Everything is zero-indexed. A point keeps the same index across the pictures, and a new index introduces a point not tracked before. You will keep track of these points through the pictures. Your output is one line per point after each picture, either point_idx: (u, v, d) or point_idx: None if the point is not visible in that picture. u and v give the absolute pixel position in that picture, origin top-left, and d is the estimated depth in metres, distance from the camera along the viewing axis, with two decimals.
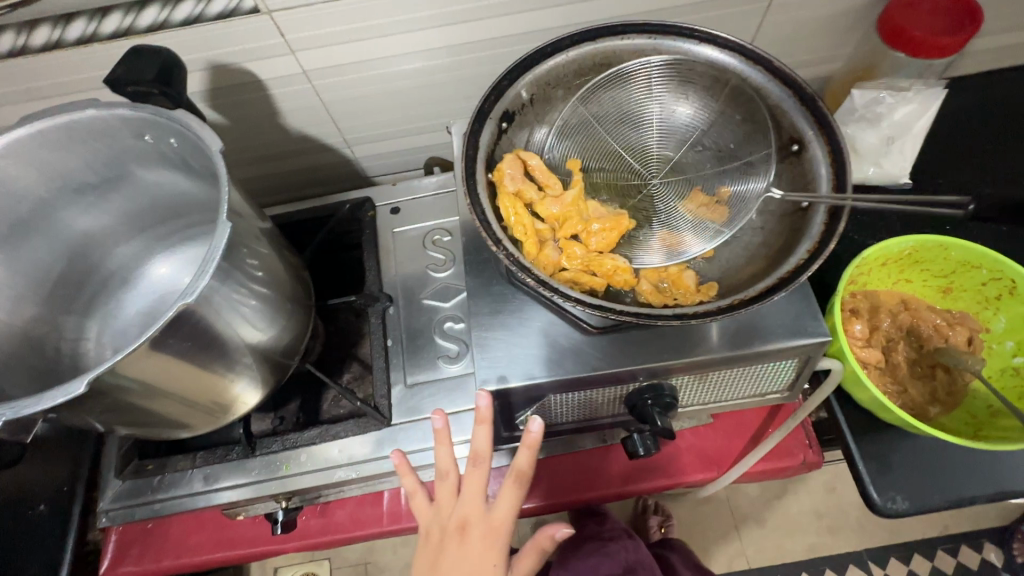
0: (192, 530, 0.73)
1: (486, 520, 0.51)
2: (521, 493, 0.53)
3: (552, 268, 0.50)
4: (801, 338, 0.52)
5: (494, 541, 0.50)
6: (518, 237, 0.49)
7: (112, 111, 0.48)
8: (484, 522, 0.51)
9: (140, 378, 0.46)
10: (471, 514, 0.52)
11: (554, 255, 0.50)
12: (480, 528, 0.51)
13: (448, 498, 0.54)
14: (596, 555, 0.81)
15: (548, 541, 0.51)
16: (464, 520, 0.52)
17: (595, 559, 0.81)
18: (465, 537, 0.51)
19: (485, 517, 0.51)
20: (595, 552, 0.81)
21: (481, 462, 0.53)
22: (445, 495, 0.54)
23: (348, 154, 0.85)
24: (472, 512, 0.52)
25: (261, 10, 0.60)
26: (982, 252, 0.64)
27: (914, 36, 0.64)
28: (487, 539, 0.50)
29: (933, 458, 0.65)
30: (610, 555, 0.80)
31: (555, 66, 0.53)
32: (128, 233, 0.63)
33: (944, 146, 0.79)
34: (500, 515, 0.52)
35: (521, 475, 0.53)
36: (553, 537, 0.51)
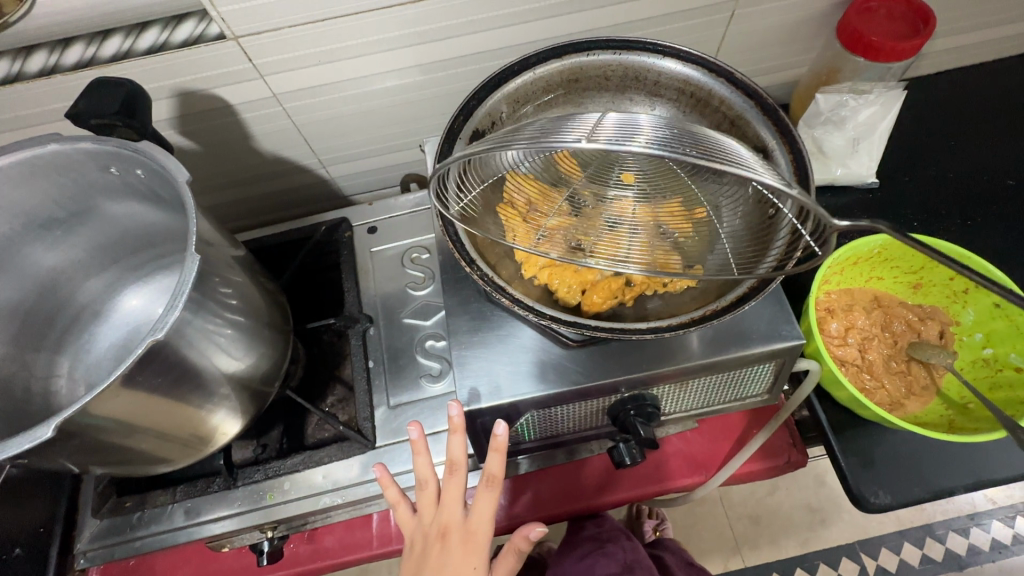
0: (176, 565, 0.71)
1: (465, 526, 0.54)
2: (496, 495, 0.55)
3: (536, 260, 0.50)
4: (777, 342, 0.52)
5: (474, 546, 0.53)
6: (511, 238, 0.51)
7: (75, 146, 0.47)
8: (463, 528, 0.54)
9: (112, 417, 0.45)
10: (451, 520, 0.54)
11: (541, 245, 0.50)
12: (459, 533, 0.53)
13: (429, 507, 0.56)
14: (592, 556, 0.80)
15: (523, 541, 0.55)
16: (444, 528, 0.54)
17: (590, 560, 0.80)
18: (445, 545, 0.53)
19: (465, 523, 0.54)
20: (589, 554, 0.80)
21: (458, 470, 0.55)
22: (426, 503, 0.56)
23: (324, 175, 0.84)
24: (451, 518, 0.54)
25: (227, 36, 0.59)
26: (947, 248, 0.65)
27: (872, 41, 0.66)
28: (467, 544, 0.53)
29: (911, 450, 0.67)
30: (608, 554, 0.80)
31: (523, 83, 0.53)
32: (98, 265, 0.62)
33: (907, 145, 0.81)
34: (478, 520, 0.54)
35: (494, 479, 0.54)
36: (528, 537, 0.55)
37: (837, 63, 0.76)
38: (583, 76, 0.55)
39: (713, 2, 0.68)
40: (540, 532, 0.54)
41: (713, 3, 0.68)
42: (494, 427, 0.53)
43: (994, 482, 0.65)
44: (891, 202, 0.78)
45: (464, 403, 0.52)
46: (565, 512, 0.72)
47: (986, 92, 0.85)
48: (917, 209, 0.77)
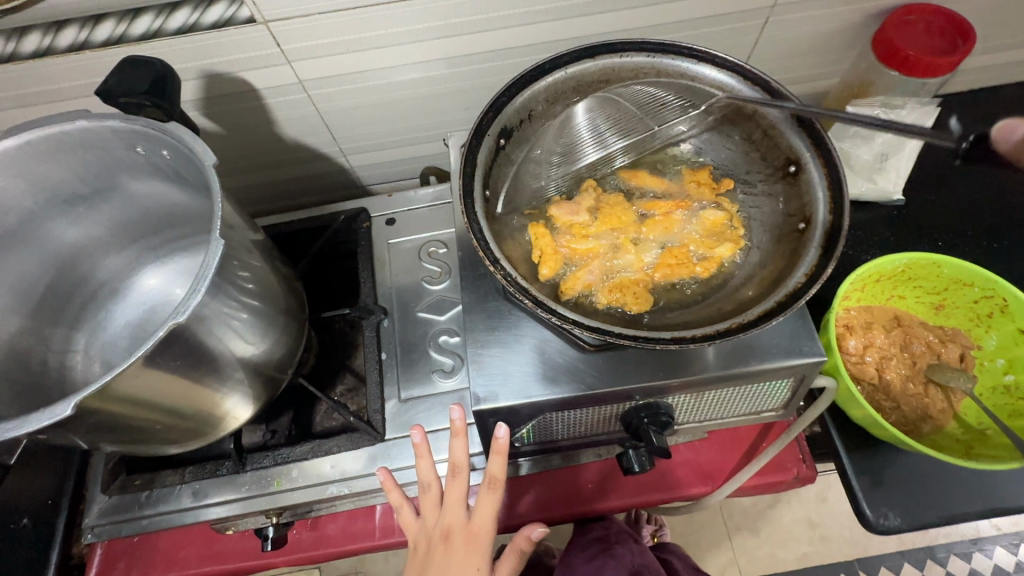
0: (180, 544, 0.71)
1: (468, 527, 0.54)
2: (499, 498, 0.55)
3: (585, 288, 0.50)
4: (797, 358, 0.51)
5: (475, 547, 0.53)
6: (535, 258, 0.51)
7: (102, 123, 0.47)
8: (466, 529, 0.54)
9: (128, 397, 0.45)
10: (454, 522, 0.54)
11: (587, 276, 0.50)
12: (463, 534, 0.54)
13: (432, 509, 0.56)
14: (601, 557, 0.79)
15: (525, 541, 0.57)
16: (447, 529, 0.54)
17: (599, 560, 0.79)
18: (448, 546, 0.53)
19: (468, 525, 0.54)
20: (599, 556, 0.80)
21: (460, 471, 0.55)
22: (429, 506, 0.56)
23: (344, 163, 0.84)
24: (454, 520, 0.54)
25: (257, 20, 0.59)
26: (975, 270, 0.64)
27: (909, 56, 0.65)
28: (469, 545, 0.53)
29: (925, 473, 0.66)
30: (617, 557, 0.79)
31: (555, 83, 0.52)
32: (117, 244, 0.62)
33: (935, 163, 0.80)
34: (481, 522, 0.54)
35: (496, 480, 0.55)
36: (530, 537, 0.57)
37: (871, 76, 0.74)
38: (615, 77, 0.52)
39: (749, 7, 0.67)
40: (542, 532, 0.56)
41: (748, 9, 0.67)
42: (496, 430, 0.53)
43: (1007, 510, 0.64)
44: (915, 220, 0.77)
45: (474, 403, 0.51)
46: (572, 515, 0.72)
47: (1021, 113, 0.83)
48: (942, 228, 0.76)
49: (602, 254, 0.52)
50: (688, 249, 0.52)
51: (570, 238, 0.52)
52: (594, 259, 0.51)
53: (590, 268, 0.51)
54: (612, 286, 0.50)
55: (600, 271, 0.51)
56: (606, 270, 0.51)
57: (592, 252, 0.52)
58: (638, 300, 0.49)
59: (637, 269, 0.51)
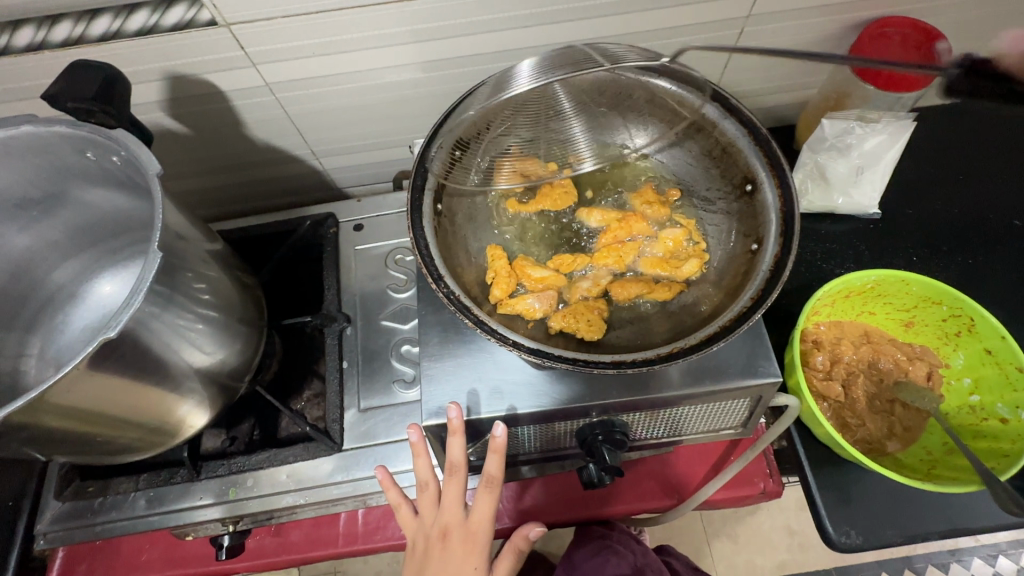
0: (141, 549, 0.71)
1: (465, 526, 0.53)
2: (496, 496, 0.54)
3: (533, 316, 0.49)
4: (752, 378, 0.51)
5: (474, 546, 0.53)
6: (489, 279, 0.50)
7: (49, 129, 0.47)
8: (464, 528, 0.53)
9: (66, 409, 0.44)
10: (452, 522, 0.53)
11: (534, 304, 0.49)
12: (461, 533, 0.53)
13: (430, 508, 0.55)
14: (602, 554, 0.73)
15: (523, 540, 0.56)
16: (446, 529, 0.53)
17: (600, 557, 0.73)
18: (447, 545, 0.52)
19: (466, 524, 0.53)
20: (600, 552, 0.74)
21: (458, 472, 0.53)
22: (426, 505, 0.55)
23: (317, 166, 0.83)
24: (452, 520, 0.53)
25: (218, 22, 0.58)
26: (942, 289, 0.63)
27: (885, 69, 0.64)
28: (468, 545, 0.53)
29: (887, 491, 0.65)
30: (619, 554, 0.73)
31: (512, 94, 0.51)
32: (74, 248, 0.61)
33: (913, 175, 0.79)
34: (480, 520, 0.53)
35: (492, 479, 0.53)
36: (528, 537, 0.56)
37: (846, 88, 0.74)
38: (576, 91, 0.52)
39: (724, 17, 0.66)
40: (541, 530, 0.56)
41: (721, 19, 0.66)
42: (493, 429, 0.51)
43: (969, 531, 0.63)
44: (890, 235, 0.76)
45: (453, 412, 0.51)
46: (573, 518, 0.72)
47: (1001, 126, 0.82)
48: (917, 244, 0.75)
49: (560, 285, 0.52)
50: (647, 274, 0.52)
51: (529, 269, 0.51)
52: (554, 290, 0.51)
53: (536, 296, 0.49)
54: (565, 311, 0.49)
55: (549, 300, 0.50)
56: (561, 298, 0.51)
57: (546, 282, 0.51)
58: (590, 327, 0.48)
59: (595, 296, 0.51)
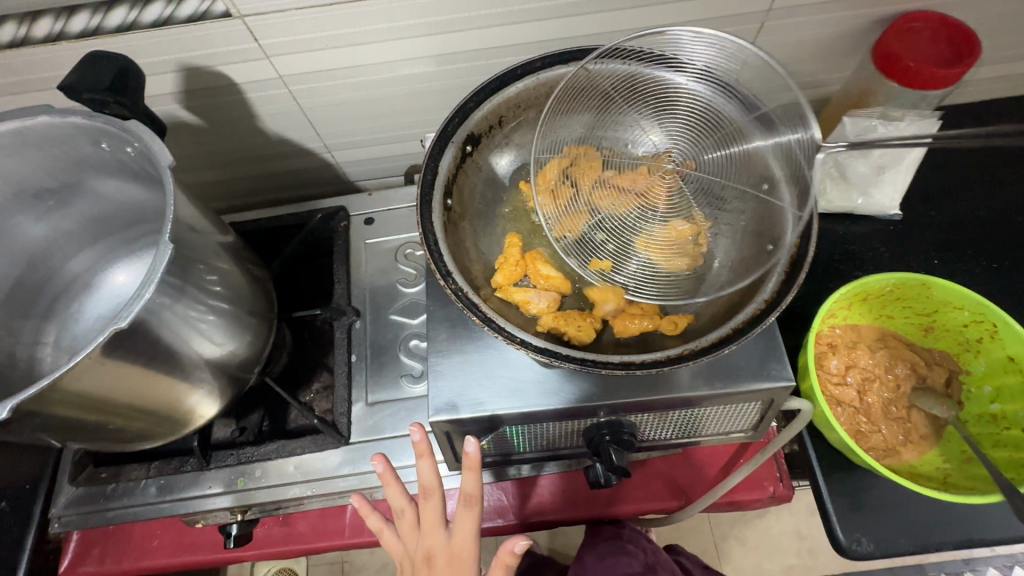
0: (153, 534, 0.72)
1: (449, 548, 0.52)
2: (477, 514, 0.53)
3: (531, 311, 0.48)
4: (764, 382, 0.50)
5: (459, 568, 0.52)
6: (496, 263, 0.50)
7: (65, 120, 0.47)
8: (446, 550, 0.52)
9: (80, 398, 0.45)
10: (434, 545, 0.53)
11: (535, 300, 0.48)
12: (444, 556, 0.52)
13: (411, 532, 0.55)
14: (613, 555, 0.73)
15: (510, 556, 0.54)
16: (428, 553, 0.53)
17: (611, 558, 0.73)
18: (431, 569, 0.52)
19: (449, 546, 0.52)
20: (610, 553, 0.73)
21: (433, 494, 0.53)
22: (407, 529, 0.55)
23: (330, 159, 0.83)
24: (434, 544, 0.53)
25: (232, 14, 0.58)
26: (965, 293, 0.62)
27: (910, 66, 0.61)
28: (452, 566, 0.52)
29: (900, 500, 0.64)
30: (630, 553, 0.73)
31: (527, 88, 0.51)
32: (89, 238, 0.62)
33: (937, 176, 0.77)
34: (462, 541, 0.52)
35: (472, 498, 0.52)
36: (513, 552, 0.53)
37: (871, 85, 0.71)
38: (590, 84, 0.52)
39: (745, 11, 0.64)
40: (525, 545, 0.52)
41: (739, 13, 0.65)
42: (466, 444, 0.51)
43: (985, 542, 0.62)
44: (911, 237, 0.74)
45: (458, 411, 0.50)
46: (582, 517, 0.72)
47: None
48: (940, 246, 0.73)
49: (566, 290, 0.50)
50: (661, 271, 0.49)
51: (539, 263, 0.50)
52: (556, 292, 0.49)
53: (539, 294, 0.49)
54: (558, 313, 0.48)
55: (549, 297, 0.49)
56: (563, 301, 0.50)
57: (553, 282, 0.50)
58: (580, 331, 0.47)
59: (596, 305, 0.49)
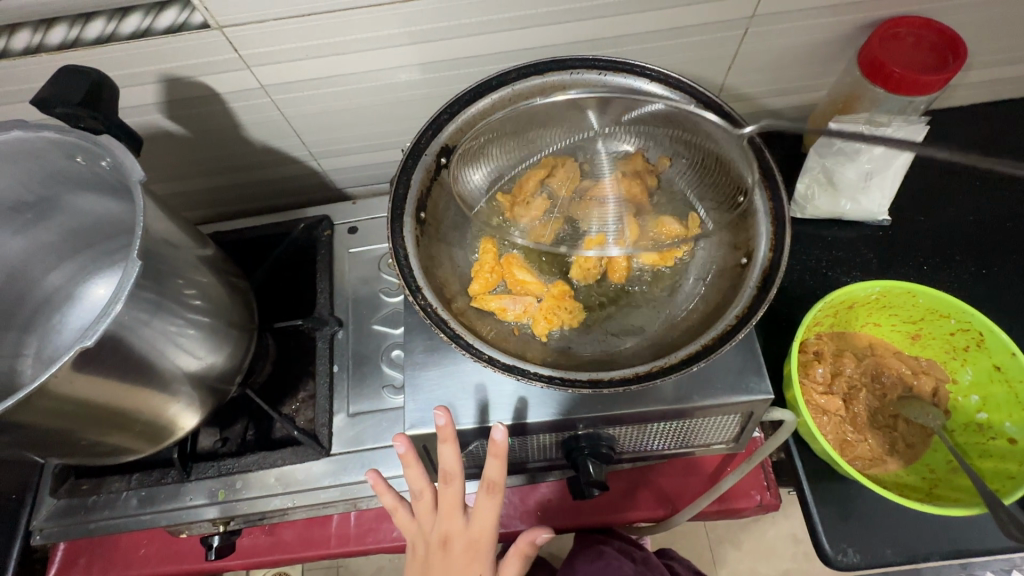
0: (139, 544, 0.72)
1: (467, 533, 0.53)
2: (496, 499, 0.53)
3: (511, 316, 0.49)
4: (742, 395, 0.49)
5: (475, 553, 0.53)
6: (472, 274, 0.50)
7: (37, 135, 0.47)
8: (466, 535, 0.53)
9: (53, 414, 0.45)
10: (453, 530, 0.53)
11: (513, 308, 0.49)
12: (462, 540, 0.53)
13: (426, 514, 0.54)
14: (605, 558, 0.72)
15: (529, 545, 0.55)
16: (445, 536, 0.53)
17: (603, 561, 0.72)
18: (448, 553, 0.52)
19: (468, 531, 0.53)
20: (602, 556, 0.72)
21: (454, 481, 0.51)
22: (423, 511, 0.54)
23: (316, 167, 0.83)
24: (452, 528, 0.53)
25: (211, 25, 0.58)
26: (951, 302, 0.61)
27: (894, 72, 0.61)
28: (469, 551, 0.53)
29: (885, 510, 0.64)
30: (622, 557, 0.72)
31: (500, 100, 0.50)
32: (70, 250, 0.62)
33: (927, 181, 0.76)
34: (482, 526, 0.53)
35: (494, 485, 0.52)
36: (534, 541, 0.55)
37: (858, 90, 0.70)
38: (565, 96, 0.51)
39: (728, 18, 0.64)
40: (547, 537, 0.54)
41: (723, 20, 0.64)
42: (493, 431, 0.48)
43: (972, 553, 0.61)
44: (900, 244, 0.73)
45: (433, 424, 0.50)
46: (568, 525, 0.71)
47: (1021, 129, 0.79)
48: (929, 253, 0.72)
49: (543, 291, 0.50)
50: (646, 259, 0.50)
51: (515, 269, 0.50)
52: (534, 295, 0.50)
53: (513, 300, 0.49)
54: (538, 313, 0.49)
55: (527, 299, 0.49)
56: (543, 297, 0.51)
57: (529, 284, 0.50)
58: (572, 317, 0.49)
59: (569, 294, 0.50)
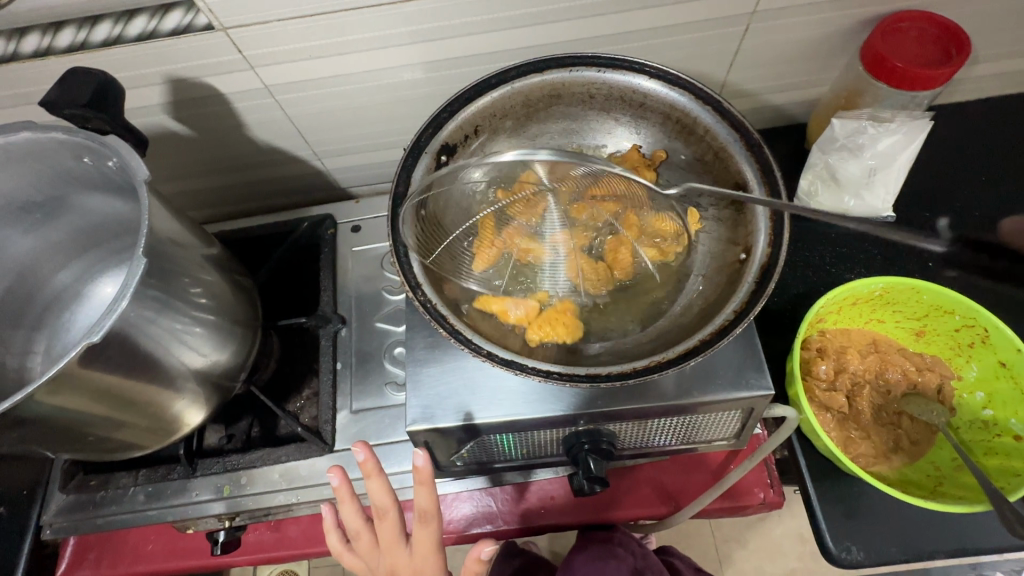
0: (146, 539, 0.73)
1: (411, 565, 0.52)
2: (434, 528, 0.52)
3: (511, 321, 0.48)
4: (743, 391, 0.49)
5: None
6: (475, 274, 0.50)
7: (46, 135, 0.48)
8: (410, 566, 0.52)
9: (62, 410, 0.46)
10: (397, 562, 0.53)
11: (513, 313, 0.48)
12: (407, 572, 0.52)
13: (371, 552, 0.54)
14: (602, 557, 0.73)
15: (478, 563, 0.53)
16: (392, 569, 0.53)
17: (599, 561, 0.72)
18: None
19: (412, 563, 0.53)
20: (600, 555, 0.73)
21: (387, 512, 0.52)
22: (367, 550, 0.54)
23: (320, 166, 0.84)
24: (397, 561, 0.53)
25: (215, 27, 0.59)
26: (955, 298, 0.60)
27: (897, 67, 0.61)
28: None
29: (890, 507, 0.63)
30: (620, 557, 0.72)
31: (500, 98, 0.50)
32: (78, 249, 0.63)
33: (932, 177, 0.76)
34: (423, 556, 0.52)
35: (428, 512, 0.52)
36: (480, 558, 0.53)
37: (860, 85, 0.70)
38: (566, 93, 0.52)
39: (729, 14, 0.64)
40: (490, 551, 0.52)
41: (724, 16, 0.64)
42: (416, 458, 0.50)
43: (977, 551, 0.61)
44: (905, 240, 0.73)
45: (434, 420, 0.50)
46: (571, 522, 0.71)
47: None
48: (934, 249, 0.72)
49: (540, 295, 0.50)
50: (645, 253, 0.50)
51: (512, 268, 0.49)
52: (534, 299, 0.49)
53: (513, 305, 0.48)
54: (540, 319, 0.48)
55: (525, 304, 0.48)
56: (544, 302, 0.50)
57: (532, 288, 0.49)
58: (568, 331, 0.48)
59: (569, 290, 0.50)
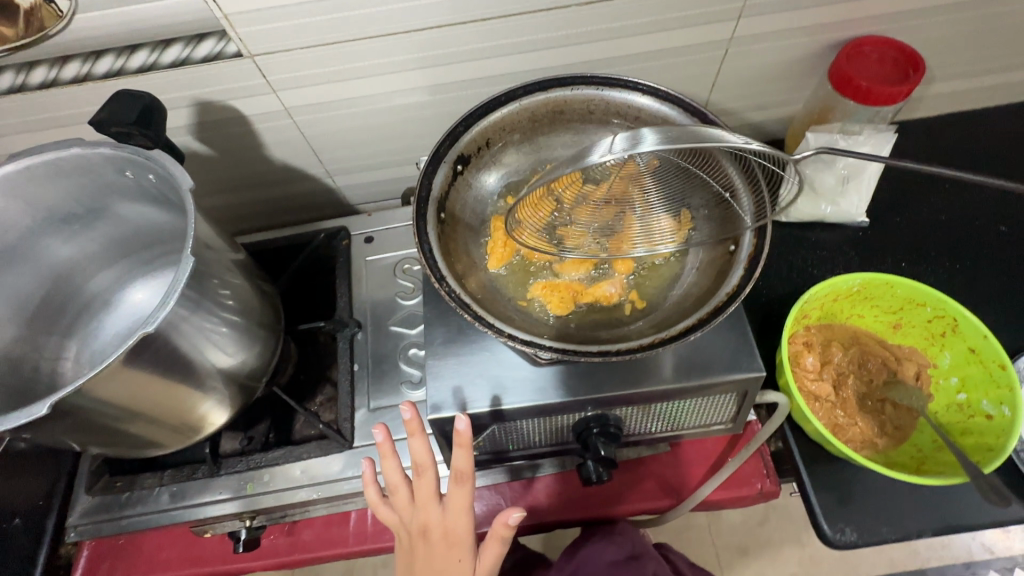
0: (162, 546, 0.74)
1: (442, 522, 0.56)
2: (468, 488, 0.55)
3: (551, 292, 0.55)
4: (737, 373, 0.54)
5: (453, 540, 0.56)
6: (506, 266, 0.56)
7: (94, 150, 0.52)
8: (442, 524, 0.56)
9: (105, 402, 0.49)
10: (430, 519, 0.56)
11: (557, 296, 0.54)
12: (439, 530, 0.56)
13: (406, 507, 0.57)
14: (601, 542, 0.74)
15: (505, 528, 0.55)
16: (425, 525, 0.56)
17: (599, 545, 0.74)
18: (427, 540, 0.56)
19: (443, 520, 0.56)
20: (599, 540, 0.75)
21: (426, 471, 0.55)
22: (402, 505, 0.57)
23: (330, 184, 0.89)
24: (430, 517, 0.56)
25: (244, 54, 0.64)
26: (927, 291, 0.66)
27: (862, 85, 0.67)
28: (447, 539, 0.55)
29: (879, 489, 0.67)
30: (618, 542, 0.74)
31: (509, 114, 0.56)
32: (110, 259, 0.66)
33: (899, 184, 0.83)
34: (456, 514, 0.55)
35: (462, 474, 0.54)
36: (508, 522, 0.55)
37: (831, 102, 0.77)
38: (568, 109, 0.58)
39: (710, 40, 0.71)
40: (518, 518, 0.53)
41: (704, 41, 0.71)
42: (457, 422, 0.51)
43: (961, 527, 0.65)
44: (878, 242, 0.79)
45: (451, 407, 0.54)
46: (575, 517, 0.74)
47: (980, 137, 0.86)
48: (906, 250, 0.78)
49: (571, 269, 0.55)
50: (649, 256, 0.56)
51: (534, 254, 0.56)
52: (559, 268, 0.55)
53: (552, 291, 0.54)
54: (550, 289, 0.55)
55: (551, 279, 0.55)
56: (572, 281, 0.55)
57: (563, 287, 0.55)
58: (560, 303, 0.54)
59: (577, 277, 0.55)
